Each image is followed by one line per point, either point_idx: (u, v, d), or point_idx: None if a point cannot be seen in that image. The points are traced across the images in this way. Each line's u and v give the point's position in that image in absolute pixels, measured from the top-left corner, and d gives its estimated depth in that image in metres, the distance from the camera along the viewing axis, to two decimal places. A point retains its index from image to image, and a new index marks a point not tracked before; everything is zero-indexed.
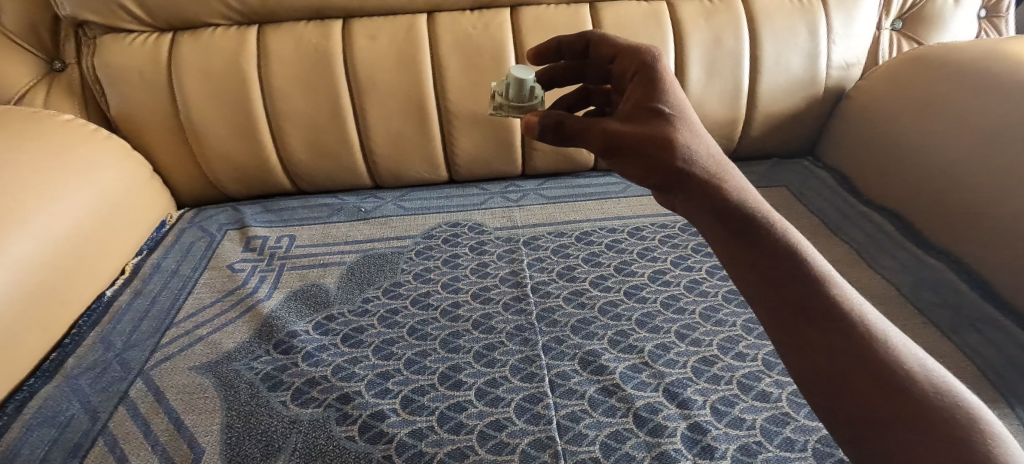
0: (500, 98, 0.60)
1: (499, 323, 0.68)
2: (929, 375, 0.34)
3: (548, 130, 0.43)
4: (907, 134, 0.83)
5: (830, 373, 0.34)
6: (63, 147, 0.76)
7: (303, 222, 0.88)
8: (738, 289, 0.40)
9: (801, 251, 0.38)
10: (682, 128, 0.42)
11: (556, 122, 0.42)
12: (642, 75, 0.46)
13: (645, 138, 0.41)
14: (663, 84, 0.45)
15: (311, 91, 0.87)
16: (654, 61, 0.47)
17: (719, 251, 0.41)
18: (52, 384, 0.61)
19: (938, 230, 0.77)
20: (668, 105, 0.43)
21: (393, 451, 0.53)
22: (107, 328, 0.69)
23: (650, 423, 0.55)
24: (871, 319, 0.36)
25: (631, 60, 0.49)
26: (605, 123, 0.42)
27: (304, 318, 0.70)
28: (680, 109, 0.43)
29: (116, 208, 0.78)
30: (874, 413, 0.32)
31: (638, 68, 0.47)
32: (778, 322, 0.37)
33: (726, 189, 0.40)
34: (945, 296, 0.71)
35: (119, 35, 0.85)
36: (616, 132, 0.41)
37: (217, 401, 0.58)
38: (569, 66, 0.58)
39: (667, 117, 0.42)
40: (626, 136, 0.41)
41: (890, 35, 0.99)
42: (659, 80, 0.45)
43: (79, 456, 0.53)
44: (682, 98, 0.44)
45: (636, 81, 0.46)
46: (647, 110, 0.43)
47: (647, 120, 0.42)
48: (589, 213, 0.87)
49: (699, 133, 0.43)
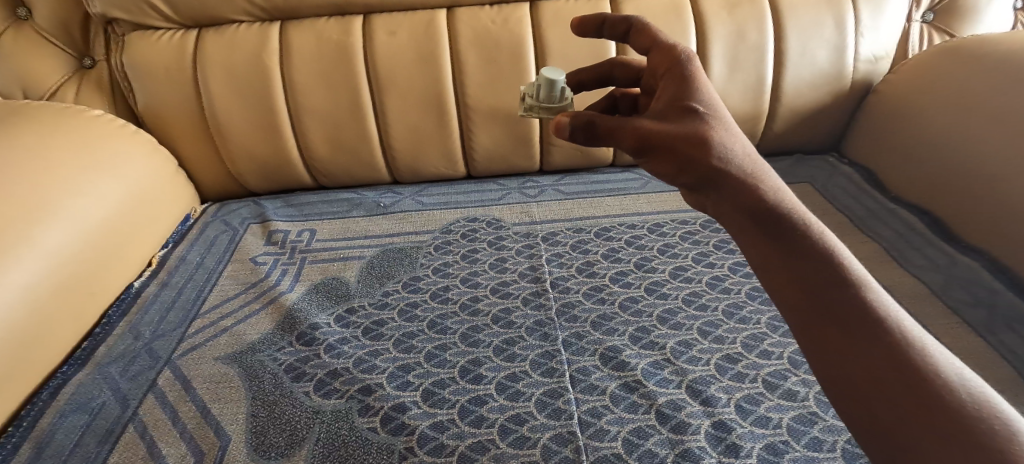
0: (531, 99, 0.63)
1: (518, 318, 0.68)
2: (965, 383, 0.33)
3: (579, 130, 0.44)
4: (936, 130, 0.81)
5: (862, 379, 0.34)
6: (93, 141, 0.78)
7: (323, 217, 0.89)
8: (768, 293, 0.39)
9: (836, 252, 0.37)
10: (716, 126, 0.41)
11: (587, 122, 0.44)
12: (675, 73, 0.46)
13: (677, 136, 0.40)
14: (696, 83, 0.44)
15: (332, 86, 0.88)
16: (688, 60, 0.46)
17: (751, 253, 0.40)
18: (83, 372, 0.63)
19: (971, 227, 0.76)
20: (702, 103, 0.43)
21: (415, 443, 0.54)
22: (135, 318, 0.71)
23: (673, 420, 0.55)
24: (905, 325, 0.35)
25: (663, 58, 0.48)
26: (637, 122, 0.42)
27: (325, 310, 0.71)
28: (713, 107, 0.43)
29: (143, 200, 0.80)
30: (905, 420, 0.32)
31: (670, 66, 0.47)
32: (808, 325, 0.37)
33: (762, 188, 0.39)
34: (979, 295, 0.69)
35: (146, 32, 0.86)
36: (649, 131, 0.41)
37: (242, 391, 0.60)
38: (598, 71, 0.61)
39: (699, 116, 0.42)
40: (657, 136, 0.41)
41: (921, 27, 0.96)
42: (692, 78, 0.45)
43: (111, 441, 0.55)
44: (714, 97, 0.44)
45: (668, 79, 0.46)
46: (679, 109, 0.42)
47: (680, 119, 0.42)
48: (608, 209, 0.87)
49: (733, 131, 0.42)
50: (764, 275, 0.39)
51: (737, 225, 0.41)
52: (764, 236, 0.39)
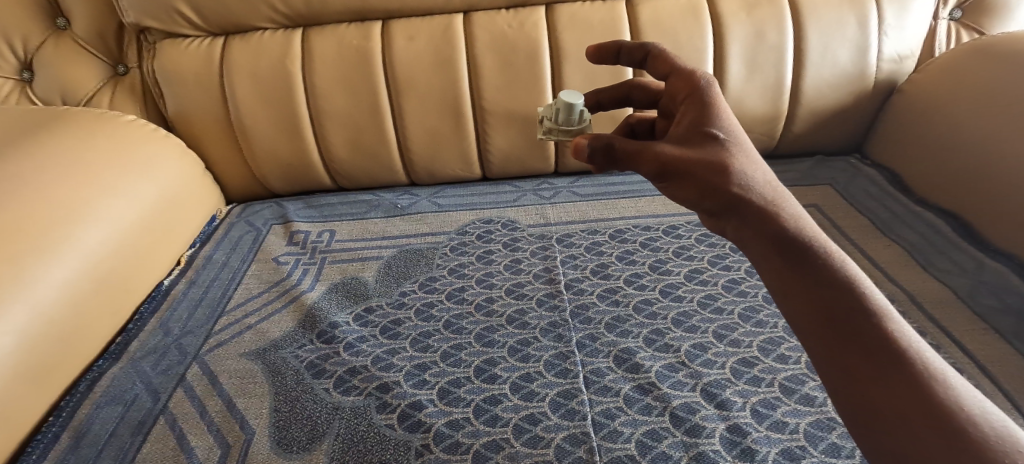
0: (550, 122, 0.69)
1: (532, 319, 0.69)
2: (989, 418, 0.32)
3: (599, 153, 0.44)
4: (969, 127, 0.79)
5: (880, 405, 0.33)
6: (127, 144, 0.81)
7: (342, 218, 0.91)
8: (787, 320, 0.39)
9: (857, 281, 0.37)
10: (737, 154, 0.43)
11: (606, 146, 0.44)
12: (695, 97, 0.47)
13: (699, 163, 0.42)
14: (716, 109, 0.46)
15: (351, 88, 0.90)
16: (708, 86, 0.48)
17: (770, 279, 0.40)
18: (117, 365, 0.66)
19: (999, 231, 0.74)
20: (723, 129, 0.44)
21: (431, 441, 0.55)
22: (165, 315, 0.73)
23: (687, 422, 0.55)
24: (928, 357, 0.35)
25: (683, 83, 0.49)
26: (659, 147, 0.43)
27: (344, 309, 0.73)
28: (734, 133, 0.44)
29: (173, 200, 0.83)
30: (926, 447, 0.31)
31: (691, 91, 0.48)
32: (828, 354, 0.36)
33: (783, 217, 0.40)
34: (1009, 300, 0.68)
35: (176, 39, 0.90)
36: (670, 156, 0.43)
37: (265, 386, 0.62)
38: (617, 91, 0.63)
39: (721, 142, 0.43)
40: (678, 162, 0.42)
41: (948, 25, 0.94)
42: (712, 104, 0.46)
43: (143, 433, 0.58)
44: (736, 123, 0.45)
45: (688, 104, 0.47)
46: (700, 134, 0.44)
47: (702, 144, 0.43)
48: (623, 211, 0.87)
49: (753, 159, 0.44)
50: (784, 300, 0.39)
51: (758, 250, 0.41)
52: (783, 261, 0.39)
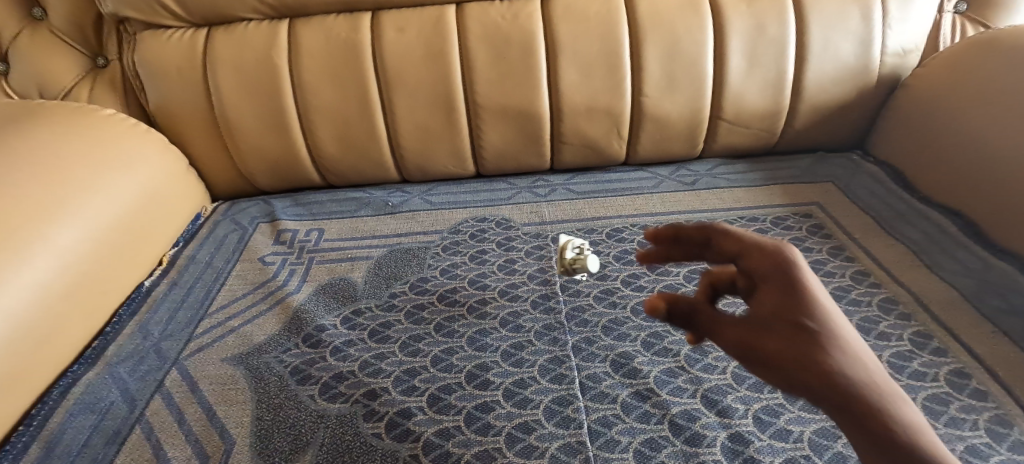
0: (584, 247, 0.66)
1: (527, 322, 0.67)
2: None
3: (674, 317, 0.37)
4: (973, 125, 0.77)
5: None
6: (104, 140, 0.78)
7: (332, 216, 0.89)
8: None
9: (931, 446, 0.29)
10: (836, 349, 0.32)
11: (680, 311, 0.37)
12: (779, 272, 0.35)
13: (790, 359, 0.32)
14: (809, 290, 0.34)
15: (340, 82, 0.87)
16: (794, 258, 0.36)
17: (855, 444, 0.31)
18: (93, 372, 0.63)
19: (1003, 228, 0.71)
20: (817, 315, 0.33)
21: (420, 451, 0.53)
22: (144, 318, 0.70)
23: (687, 431, 0.53)
24: None
25: (760, 251, 0.37)
26: (732, 328, 0.35)
27: (332, 312, 0.70)
28: (829, 315, 0.33)
29: (154, 199, 0.80)
30: None
31: (771, 261, 0.36)
32: None
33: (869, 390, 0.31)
34: (1015, 301, 0.64)
35: (157, 31, 0.86)
36: (752, 344, 0.34)
37: (248, 394, 0.59)
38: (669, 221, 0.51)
39: (814, 335, 0.32)
40: (766, 352, 0.33)
41: (952, 18, 0.92)
42: (802, 278, 0.35)
43: (117, 443, 0.55)
44: (830, 300, 0.34)
45: (768, 275, 0.36)
46: (787, 322, 0.33)
47: (791, 335, 0.33)
48: (620, 209, 0.86)
49: (854, 347, 0.33)
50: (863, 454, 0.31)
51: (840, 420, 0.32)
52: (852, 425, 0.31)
